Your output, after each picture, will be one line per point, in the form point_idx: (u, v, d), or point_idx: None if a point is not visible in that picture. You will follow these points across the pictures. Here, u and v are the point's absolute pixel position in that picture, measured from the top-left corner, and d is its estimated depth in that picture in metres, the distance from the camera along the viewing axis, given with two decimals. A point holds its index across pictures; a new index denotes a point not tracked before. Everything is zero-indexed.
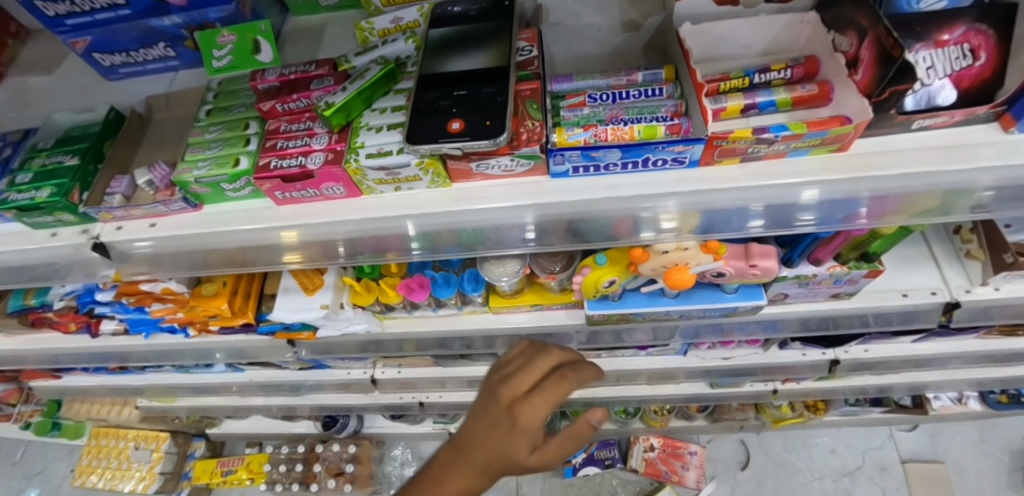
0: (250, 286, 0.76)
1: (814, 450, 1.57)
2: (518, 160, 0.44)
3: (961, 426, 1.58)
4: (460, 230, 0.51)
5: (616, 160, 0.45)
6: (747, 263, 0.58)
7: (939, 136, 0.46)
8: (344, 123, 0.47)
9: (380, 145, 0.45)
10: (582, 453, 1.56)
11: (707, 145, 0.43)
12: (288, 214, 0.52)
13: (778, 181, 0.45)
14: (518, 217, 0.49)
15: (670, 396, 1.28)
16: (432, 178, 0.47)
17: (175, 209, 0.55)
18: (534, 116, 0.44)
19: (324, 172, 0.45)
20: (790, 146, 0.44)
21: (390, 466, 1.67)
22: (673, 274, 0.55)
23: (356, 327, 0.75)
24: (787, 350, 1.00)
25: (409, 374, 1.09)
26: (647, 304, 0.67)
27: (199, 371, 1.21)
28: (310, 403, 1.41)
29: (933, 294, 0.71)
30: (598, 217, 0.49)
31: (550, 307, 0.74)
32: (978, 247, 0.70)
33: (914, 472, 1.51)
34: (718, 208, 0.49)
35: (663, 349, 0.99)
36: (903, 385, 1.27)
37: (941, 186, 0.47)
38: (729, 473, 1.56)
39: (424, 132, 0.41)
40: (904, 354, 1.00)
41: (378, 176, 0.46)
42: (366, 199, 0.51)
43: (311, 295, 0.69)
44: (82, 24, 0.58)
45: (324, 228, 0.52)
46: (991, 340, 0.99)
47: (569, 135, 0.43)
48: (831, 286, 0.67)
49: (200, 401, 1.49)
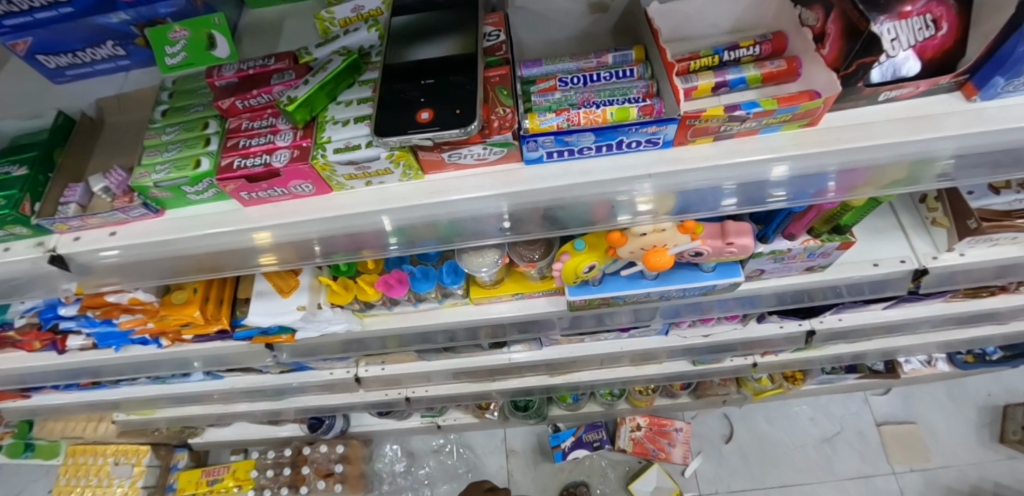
0: (222, 291, 0.73)
1: (794, 420, 1.62)
2: (491, 148, 0.43)
3: (931, 386, 1.65)
4: (436, 223, 0.51)
5: (590, 144, 0.44)
6: (723, 241, 0.59)
7: (905, 107, 0.47)
8: (308, 118, 0.45)
9: (348, 139, 0.43)
10: (570, 438, 1.57)
11: (680, 125, 0.43)
12: (256, 216, 0.50)
13: (751, 158, 0.46)
14: (494, 208, 0.49)
15: (653, 375, 1.30)
16: (404, 170, 0.46)
17: (136, 216, 0.52)
18: (505, 102, 0.43)
19: (291, 170, 0.44)
20: (761, 123, 0.44)
21: (380, 463, 1.66)
22: (653, 255, 0.55)
23: (336, 326, 0.74)
24: (765, 323, 1.02)
25: (393, 371, 1.08)
26: (626, 287, 0.67)
27: (175, 381, 1.17)
28: (295, 406, 1.39)
29: (902, 262, 0.73)
30: (576, 203, 0.49)
31: (531, 295, 0.74)
32: (943, 215, 0.73)
33: (888, 434, 1.58)
34: (693, 188, 0.49)
35: (644, 331, 1.00)
36: (875, 351, 1.31)
37: (908, 157, 0.48)
38: (714, 447, 1.60)
39: (392, 124, 0.40)
40: (876, 322, 1.03)
41: (348, 171, 0.44)
42: (337, 196, 0.49)
43: (287, 297, 0.67)
44: (21, 25, 0.52)
45: (295, 228, 0.50)
46: (957, 304, 1.03)
47: (541, 120, 0.43)
48: (806, 260, 0.68)
49: (179, 411, 1.46)
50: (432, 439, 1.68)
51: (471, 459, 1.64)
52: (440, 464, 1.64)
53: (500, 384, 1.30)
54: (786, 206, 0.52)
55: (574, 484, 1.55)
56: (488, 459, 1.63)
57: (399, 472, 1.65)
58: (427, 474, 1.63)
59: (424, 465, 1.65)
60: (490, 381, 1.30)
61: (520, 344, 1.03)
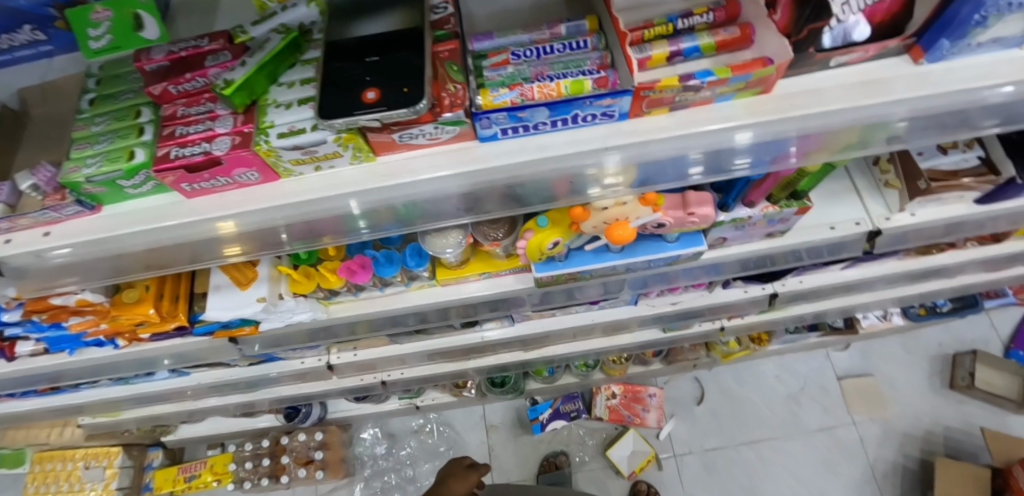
0: (177, 287, 0.70)
1: (761, 379, 1.69)
2: (442, 127, 0.42)
3: (887, 339, 1.73)
4: (394, 205, 0.49)
5: (544, 119, 0.43)
6: (684, 212, 0.59)
7: (857, 71, 0.47)
8: (247, 102, 0.42)
9: (291, 123, 0.41)
10: (548, 410, 1.60)
11: (634, 96, 0.42)
12: (201, 208, 0.47)
13: (708, 128, 0.45)
14: (454, 188, 0.48)
15: (625, 344, 1.33)
16: (354, 153, 0.44)
17: (69, 213, 0.49)
18: (455, 79, 0.41)
19: (232, 157, 0.41)
20: (715, 91, 0.44)
21: (360, 447, 1.66)
22: (616, 229, 0.55)
23: (300, 315, 0.72)
24: (729, 289, 1.05)
25: (366, 356, 1.08)
26: (592, 261, 0.68)
27: (139, 381, 1.13)
28: (269, 397, 1.37)
29: (857, 225, 0.75)
30: (538, 180, 0.48)
31: (497, 274, 0.73)
32: (896, 177, 0.75)
33: (848, 387, 1.66)
34: (657, 159, 0.50)
35: (613, 302, 1.02)
36: (834, 309, 1.37)
37: (860, 121, 0.48)
38: (686, 409, 1.66)
39: (337, 106, 0.38)
40: (835, 282, 1.07)
41: (294, 156, 0.42)
42: (285, 183, 0.47)
43: (245, 290, 0.66)
44: None
45: (249, 217, 0.48)
46: (910, 261, 1.07)
47: (493, 96, 0.41)
48: (765, 226, 0.69)
49: (149, 410, 1.42)
50: (412, 420, 1.69)
51: (452, 437, 1.66)
52: (421, 443, 1.66)
53: (475, 361, 1.31)
54: (748, 174, 0.54)
55: (554, 453, 1.60)
56: (468, 435, 1.65)
57: (380, 454, 1.66)
58: (408, 454, 1.65)
59: (405, 446, 1.66)
60: (466, 360, 1.31)
61: (492, 322, 1.03)
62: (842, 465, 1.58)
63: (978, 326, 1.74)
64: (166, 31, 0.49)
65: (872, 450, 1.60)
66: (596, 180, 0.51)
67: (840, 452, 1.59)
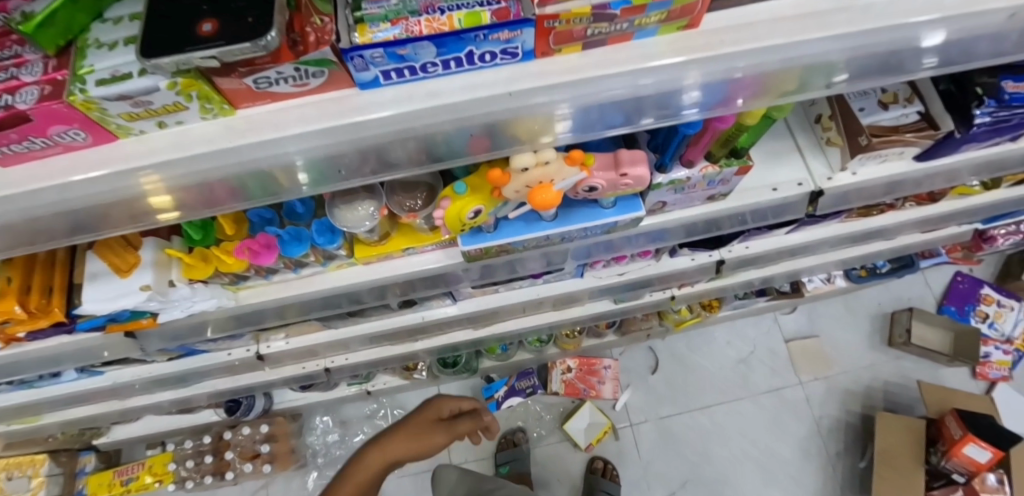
0: (51, 278, 0.60)
1: (713, 345, 1.72)
2: (306, 68, 0.35)
3: (832, 301, 1.79)
4: (278, 170, 0.41)
5: (433, 59, 0.37)
6: (617, 173, 0.54)
7: (796, 5, 0.43)
8: (61, 43, 0.34)
9: (116, 67, 0.33)
10: (504, 388, 1.57)
11: (538, 30, 0.36)
12: (19, 180, 0.39)
13: (626, 68, 0.40)
14: (344, 147, 0.41)
15: (578, 318, 1.31)
16: (203, 104, 0.36)
17: None
18: (322, 10, 0.35)
19: (41, 113, 0.33)
20: (633, 24, 0.38)
21: (312, 437, 1.60)
22: (538, 193, 0.50)
23: (203, 304, 0.64)
24: (677, 257, 1.03)
25: (299, 344, 1.00)
26: (523, 231, 0.63)
27: (46, 384, 0.99)
28: (203, 392, 1.28)
29: (800, 186, 0.72)
30: (445, 134, 0.42)
31: (423, 248, 0.67)
32: (837, 134, 0.71)
33: (795, 348, 1.71)
34: (599, 103, 0.43)
35: (559, 275, 0.98)
36: (782, 273, 1.38)
37: (799, 62, 0.44)
38: (641, 379, 1.67)
39: (165, 42, 0.30)
40: (780, 246, 1.06)
41: (125, 109, 0.34)
42: (126, 145, 0.39)
43: (126, 278, 0.56)
44: None
45: (91, 189, 0.40)
46: (851, 223, 1.08)
47: (371, 32, 0.33)
48: (706, 188, 0.65)
49: (68, 414, 1.30)
50: (364, 406, 1.63)
51: (407, 420, 1.62)
52: (375, 429, 1.61)
53: (424, 343, 1.26)
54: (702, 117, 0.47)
55: (512, 430, 1.59)
56: None
57: (332, 442, 1.60)
58: (362, 441, 1.60)
59: (359, 432, 1.61)
60: (413, 342, 1.26)
61: (432, 301, 0.98)
62: (790, 424, 1.63)
63: (914, 284, 1.82)
64: None
65: (817, 408, 1.66)
66: (532, 132, 0.45)
67: (788, 413, 1.65)
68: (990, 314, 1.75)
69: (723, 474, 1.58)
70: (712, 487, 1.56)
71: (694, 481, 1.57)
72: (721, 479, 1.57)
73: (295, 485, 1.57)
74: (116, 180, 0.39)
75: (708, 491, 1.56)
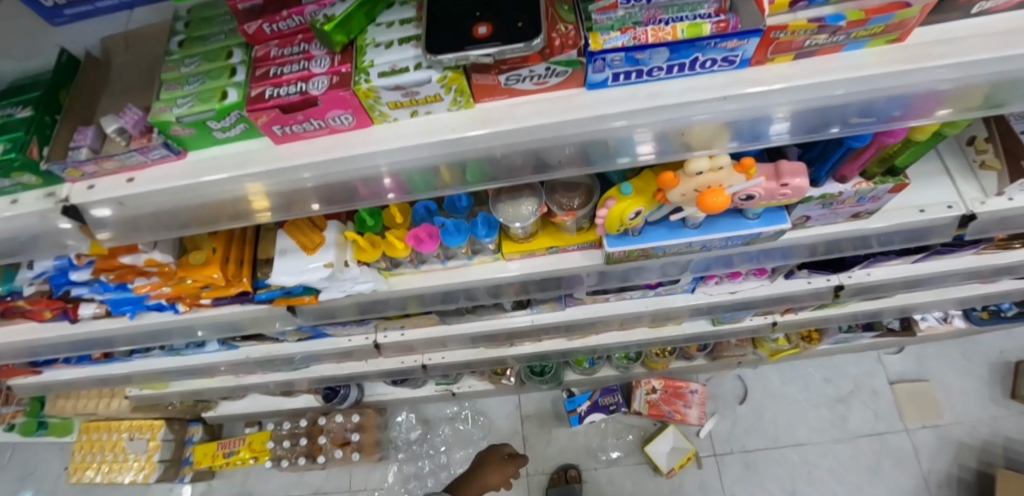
0: (242, 251, 0.68)
1: (807, 380, 1.63)
2: (553, 68, 0.39)
3: (943, 344, 1.65)
4: (465, 162, 0.45)
5: (661, 64, 0.39)
6: (778, 183, 0.56)
7: (998, 21, 0.41)
8: (346, 41, 0.40)
9: (394, 62, 0.39)
10: (586, 402, 1.57)
11: (762, 39, 0.38)
12: (287, 155, 0.44)
13: (841, 76, 0.40)
14: (569, 139, 0.43)
15: (672, 337, 1.30)
16: (454, 97, 0.41)
17: (155, 158, 0.45)
18: (566, 19, 0.39)
19: (329, 98, 0.39)
20: (849, 36, 0.39)
21: (395, 432, 1.67)
22: (707, 197, 0.51)
23: (362, 286, 0.70)
24: (792, 279, 1.00)
25: (413, 336, 1.06)
26: (667, 237, 0.65)
27: (190, 351, 1.09)
28: (309, 376, 1.37)
29: (948, 208, 0.70)
30: (651, 130, 0.43)
31: (565, 249, 0.71)
32: (993, 157, 0.71)
33: (901, 391, 1.59)
34: (834, 103, 0.43)
35: (671, 289, 0.98)
36: (900, 308, 1.32)
37: (1005, 76, 0.41)
38: (728, 408, 1.61)
39: (447, 40, 0.36)
40: (905, 276, 1.03)
41: (393, 98, 0.40)
42: (378, 129, 0.44)
43: (311, 254, 0.63)
44: (83, 13, 0.53)
45: (310, 171, 0.45)
46: (985, 256, 1.02)
47: (604, 39, 0.38)
48: (854, 205, 0.65)
49: (192, 384, 1.42)
50: (446, 407, 1.69)
51: (486, 424, 1.65)
52: (456, 430, 1.65)
53: (516, 350, 1.29)
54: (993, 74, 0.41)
55: (565, 467, 1.56)
56: (503, 424, 1.65)
57: (413, 438, 1.66)
58: (442, 439, 1.65)
59: (439, 433, 1.66)
60: (507, 347, 1.29)
61: (544, 306, 1.00)
62: (890, 470, 1.51)
63: None
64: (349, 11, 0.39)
65: (925, 459, 1.52)
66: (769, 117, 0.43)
67: (889, 458, 1.53)
68: None
69: None
70: None
71: None
72: None
73: (376, 477, 1.63)
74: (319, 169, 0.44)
75: None
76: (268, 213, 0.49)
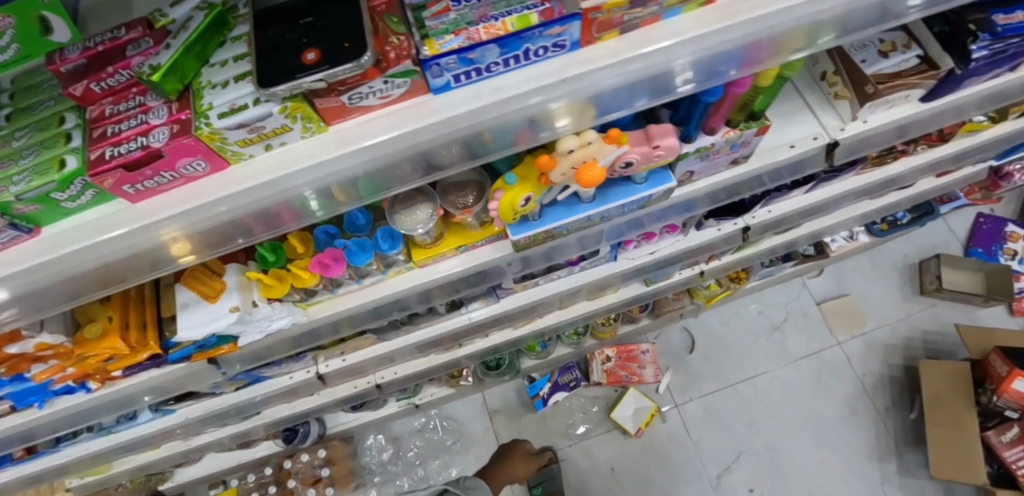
0: (143, 313, 0.66)
1: (746, 317, 1.74)
2: (391, 81, 0.40)
3: (857, 259, 1.80)
4: (356, 177, 0.46)
5: (496, 58, 0.41)
6: (650, 146, 0.59)
7: None
8: (180, 87, 0.40)
9: (232, 101, 0.39)
10: (547, 384, 1.61)
11: (583, 21, 0.40)
12: (148, 211, 0.44)
13: (662, 45, 0.44)
14: (431, 143, 0.45)
15: (612, 305, 1.34)
16: (303, 124, 0.41)
17: (5, 240, 0.43)
18: (396, 31, 0.40)
19: (174, 148, 0.38)
20: (663, 5, 0.42)
21: (367, 457, 1.64)
22: (584, 172, 0.54)
23: (280, 322, 0.69)
24: (704, 229, 1.07)
25: (356, 359, 1.05)
26: (567, 215, 0.68)
27: (124, 427, 1.03)
28: (263, 423, 1.32)
29: (815, 140, 0.77)
30: (507, 124, 0.45)
31: (475, 245, 0.72)
32: (843, 88, 0.76)
33: (828, 309, 1.73)
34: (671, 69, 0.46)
35: (594, 261, 1.02)
36: (809, 235, 1.43)
37: (808, 19, 0.46)
38: (679, 359, 1.69)
39: (279, 71, 0.37)
40: (802, 205, 1.11)
41: (241, 136, 0.40)
42: (238, 169, 0.44)
43: (215, 303, 0.62)
44: None
45: (177, 223, 0.44)
46: (866, 175, 1.13)
47: (438, 42, 0.38)
48: (729, 153, 0.70)
49: (138, 459, 1.33)
50: (414, 420, 1.68)
51: (457, 429, 1.66)
52: (428, 440, 1.65)
53: (467, 349, 1.31)
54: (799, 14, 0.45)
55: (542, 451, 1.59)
56: (473, 424, 1.66)
57: (387, 458, 1.65)
58: (416, 453, 1.65)
59: (411, 447, 1.65)
60: (457, 348, 1.30)
61: (478, 302, 1.02)
62: (831, 383, 1.65)
63: (936, 232, 1.82)
64: (176, 56, 0.39)
65: (859, 365, 1.66)
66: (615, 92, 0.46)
67: (828, 372, 1.66)
68: (1019, 251, 1.73)
69: (773, 442, 1.60)
70: (764, 457, 1.58)
71: (746, 452, 1.59)
72: (771, 447, 1.59)
73: None
74: (184, 219, 0.44)
75: (762, 461, 1.58)
76: (193, 257, 0.50)
